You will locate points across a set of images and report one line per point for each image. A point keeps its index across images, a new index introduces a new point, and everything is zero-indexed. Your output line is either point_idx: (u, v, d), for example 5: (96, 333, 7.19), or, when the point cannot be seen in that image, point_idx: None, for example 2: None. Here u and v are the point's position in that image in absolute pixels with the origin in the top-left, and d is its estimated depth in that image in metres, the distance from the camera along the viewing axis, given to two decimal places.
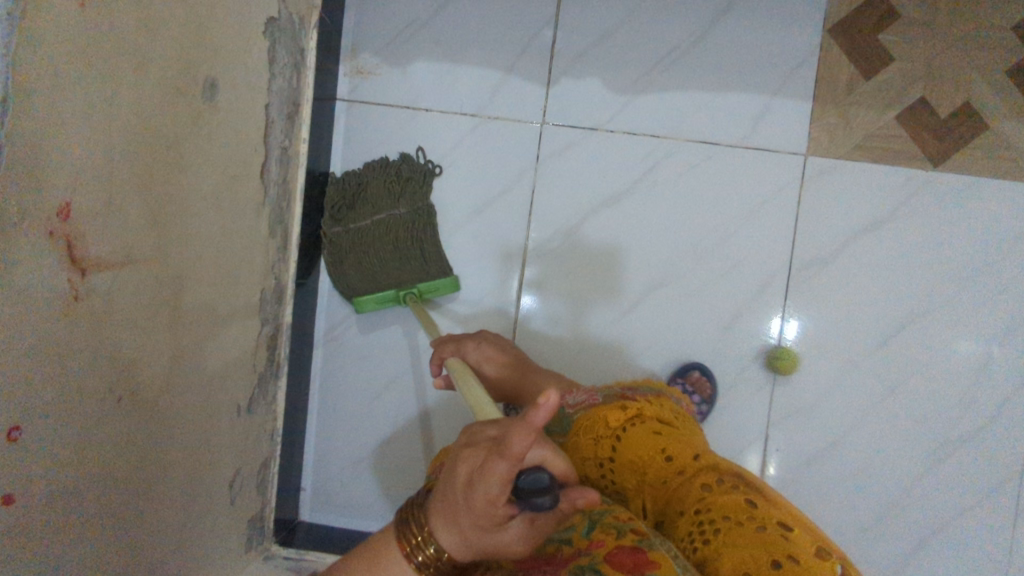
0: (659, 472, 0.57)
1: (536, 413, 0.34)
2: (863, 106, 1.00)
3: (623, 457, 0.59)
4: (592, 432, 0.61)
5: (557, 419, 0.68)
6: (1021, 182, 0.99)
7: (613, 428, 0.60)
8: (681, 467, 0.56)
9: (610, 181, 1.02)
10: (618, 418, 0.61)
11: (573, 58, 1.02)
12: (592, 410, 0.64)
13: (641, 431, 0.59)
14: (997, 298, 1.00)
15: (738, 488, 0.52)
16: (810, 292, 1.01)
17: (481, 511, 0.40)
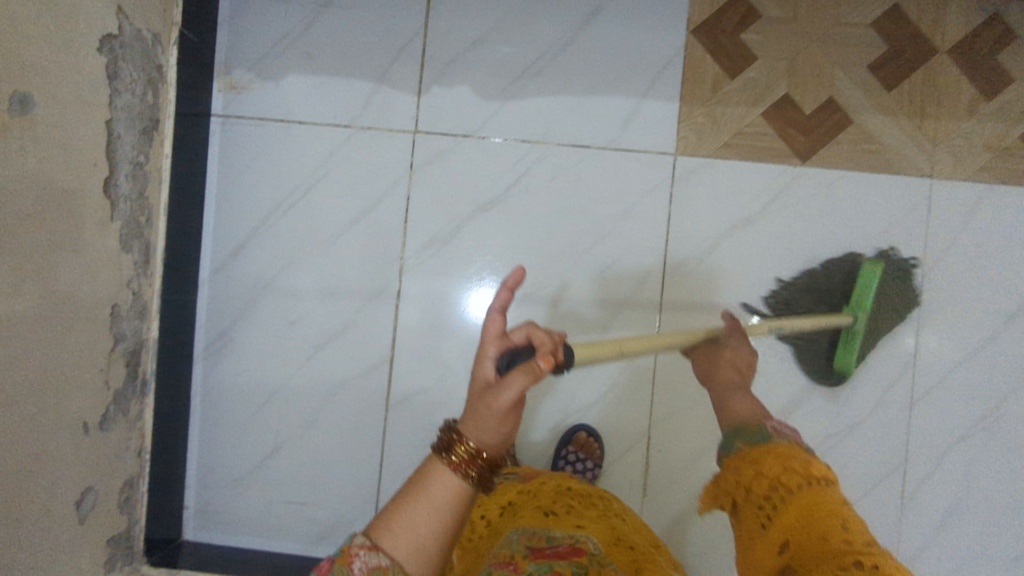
0: (828, 529, 0.55)
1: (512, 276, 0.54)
2: (728, 105, 1.01)
3: (800, 500, 0.59)
4: (782, 464, 0.63)
5: (752, 429, 0.71)
6: (886, 173, 1.01)
7: (799, 471, 0.62)
8: (852, 538, 0.53)
9: (484, 187, 1.03)
10: (819, 472, 0.62)
11: (445, 68, 1.04)
12: (795, 448, 0.66)
13: (814, 490, 0.59)
14: (872, 288, 1.01)
15: (882, 566, 0.50)
16: (685, 289, 1.02)
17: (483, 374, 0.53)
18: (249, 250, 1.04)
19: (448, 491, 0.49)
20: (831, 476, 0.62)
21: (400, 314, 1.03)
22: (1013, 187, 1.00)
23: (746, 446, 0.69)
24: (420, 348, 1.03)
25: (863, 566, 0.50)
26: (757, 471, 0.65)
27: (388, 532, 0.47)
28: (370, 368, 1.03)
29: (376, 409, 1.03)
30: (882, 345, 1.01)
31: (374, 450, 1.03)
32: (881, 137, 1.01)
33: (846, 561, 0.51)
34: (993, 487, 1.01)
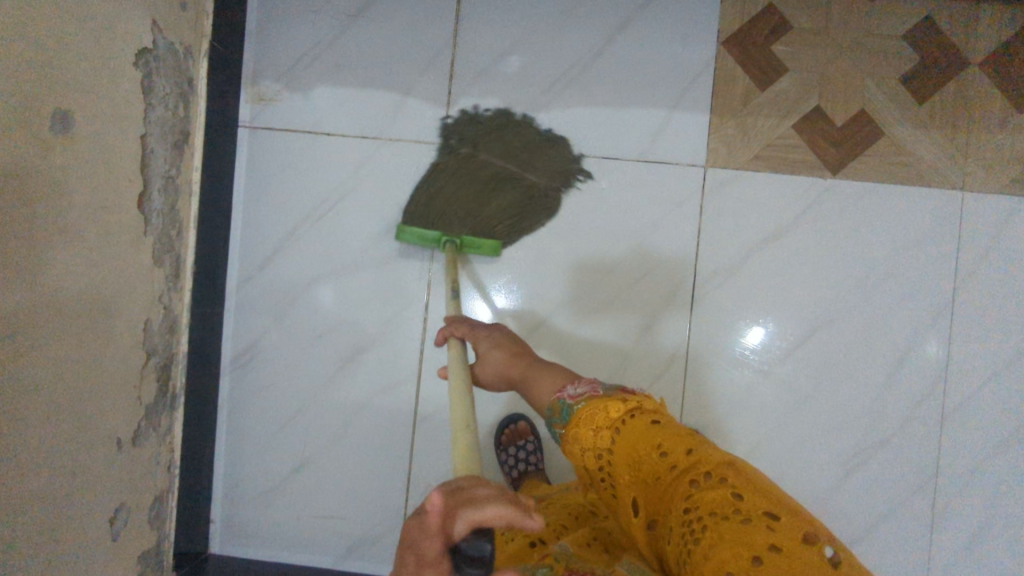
0: (653, 465, 0.52)
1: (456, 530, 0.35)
2: (759, 117, 1.01)
3: (621, 452, 0.54)
4: (592, 424, 0.58)
5: (557, 411, 0.64)
6: (917, 186, 1.00)
7: (613, 420, 0.57)
8: (676, 459, 0.51)
9: (513, 200, 1.03)
10: (622, 409, 0.57)
11: (473, 79, 1.03)
12: (591, 404, 0.60)
13: (632, 424, 0.55)
14: (904, 302, 1.00)
15: (716, 464, 0.49)
16: (716, 302, 1.01)
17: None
18: (276, 263, 1.04)
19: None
20: (637, 401, 0.58)
21: (428, 326, 1.03)
22: None
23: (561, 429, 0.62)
24: (447, 361, 1.02)
25: (704, 483, 0.48)
26: (583, 441, 0.58)
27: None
28: (397, 381, 1.02)
29: (404, 422, 1.02)
30: (912, 358, 1.01)
31: (401, 464, 1.02)
32: (912, 149, 1.00)
33: (692, 495, 0.48)
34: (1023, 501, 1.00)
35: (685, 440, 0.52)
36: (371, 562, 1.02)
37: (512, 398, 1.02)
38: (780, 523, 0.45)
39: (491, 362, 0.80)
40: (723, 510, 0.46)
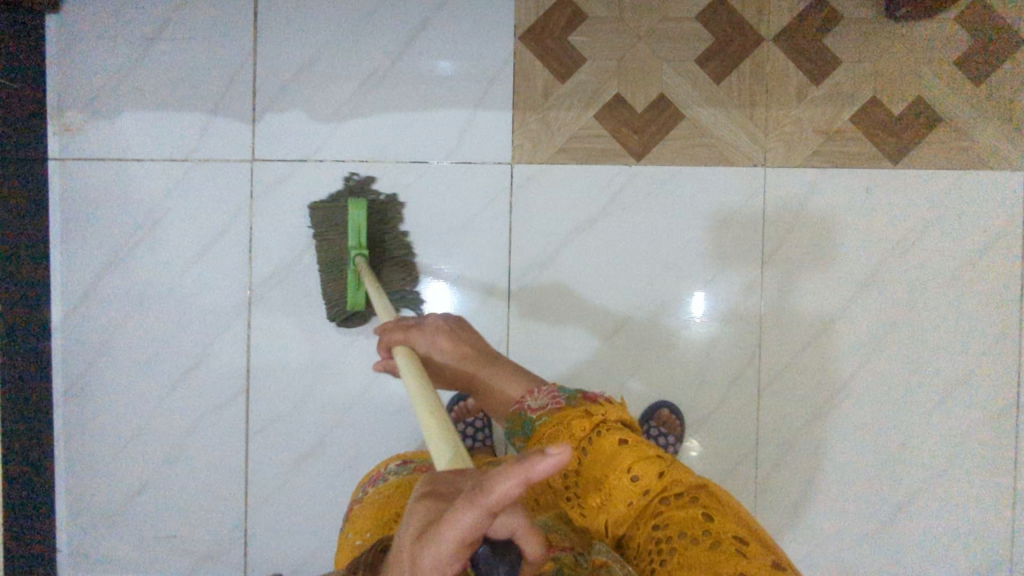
0: (625, 489, 0.52)
1: (541, 461, 0.30)
2: (560, 109, 1.02)
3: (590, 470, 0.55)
4: (559, 435, 0.57)
5: (519, 424, 0.63)
6: (720, 165, 1.01)
7: (579, 437, 0.56)
8: (674, 483, 0.51)
9: (326, 210, 1.03)
10: (585, 426, 0.56)
11: (278, 93, 1.03)
12: (554, 418, 0.60)
13: (587, 442, 0.56)
14: (714, 280, 1.02)
15: (690, 487, 0.51)
16: (532, 296, 1.03)
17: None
18: (98, 292, 1.04)
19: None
20: (585, 416, 0.58)
21: (253, 342, 1.03)
22: (847, 169, 1.01)
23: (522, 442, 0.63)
24: (275, 376, 1.03)
25: (693, 508, 0.49)
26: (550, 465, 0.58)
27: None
28: (227, 399, 1.03)
29: (237, 439, 1.03)
30: (728, 335, 1.02)
31: (237, 479, 1.03)
32: (713, 130, 1.01)
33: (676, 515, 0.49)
34: (848, 463, 1.03)
35: (659, 462, 0.53)
36: None
37: (340, 405, 1.03)
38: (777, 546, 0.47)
39: (437, 355, 0.78)
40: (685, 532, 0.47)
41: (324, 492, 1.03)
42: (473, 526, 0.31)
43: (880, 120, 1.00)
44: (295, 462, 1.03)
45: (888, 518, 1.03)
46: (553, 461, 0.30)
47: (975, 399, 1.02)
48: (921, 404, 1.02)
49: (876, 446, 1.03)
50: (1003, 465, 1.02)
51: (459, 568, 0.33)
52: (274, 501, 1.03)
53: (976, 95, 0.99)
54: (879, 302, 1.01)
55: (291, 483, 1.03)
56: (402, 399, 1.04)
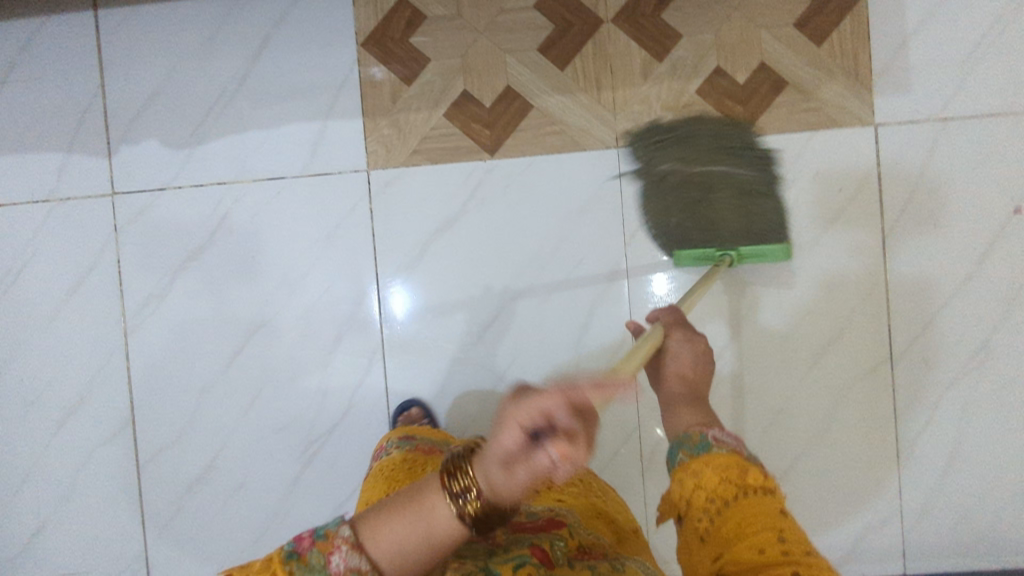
0: (763, 539, 0.49)
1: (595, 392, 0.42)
2: (410, 112, 1.02)
3: (736, 514, 0.52)
4: (725, 471, 0.56)
5: (693, 438, 0.62)
6: (574, 150, 1.01)
7: (748, 482, 0.54)
8: (791, 548, 0.48)
9: (190, 236, 1.03)
10: (757, 479, 0.55)
11: (131, 125, 1.04)
12: (733, 456, 0.57)
13: (759, 497, 0.53)
14: (581, 265, 1.02)
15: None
16: (403, 300, 1.03)
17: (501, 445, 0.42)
18: None
19: (441, 518, 0.45)
20: (774, 485, 0.55)
21: (133, 374, 1.04)
22: None
23: (687, 458, 0.60)
24: (158, 404, 1.04)
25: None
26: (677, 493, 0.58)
27: (372, 534, 0.44)
28: (114, 431, 1.04)
29: (129, 470, 1.04)
30: (600, 319, 1.02)
31: (134, 510, 1.04)
32: (563, 116, 1.01)
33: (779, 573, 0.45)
34: (732, 433, 1.02)
35: (806, 544, 0.49)
36: None
37: (225, 427, 1.04)
38: None
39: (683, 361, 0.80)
40: None
41: (219, 514, 1.04)
42: (551, 406, 0.40)
43: (727, 89, 1.00)
44: (186, 487, 1.04)
45: (775, 483, 1.02)
46: (585, 398, 0.41)
47: (855, 353, 1.00)
48: (801, 366, 1.01)
49: (759, 412, 1.02)
50: (889, 418, 1.01)
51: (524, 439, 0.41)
52: (172, 528, 1.04)
53: (819, 55, 0.99)
54: (747, 269, 1.01)
55: (186, 509, 1.04)
56: (284, 417, 1.03)
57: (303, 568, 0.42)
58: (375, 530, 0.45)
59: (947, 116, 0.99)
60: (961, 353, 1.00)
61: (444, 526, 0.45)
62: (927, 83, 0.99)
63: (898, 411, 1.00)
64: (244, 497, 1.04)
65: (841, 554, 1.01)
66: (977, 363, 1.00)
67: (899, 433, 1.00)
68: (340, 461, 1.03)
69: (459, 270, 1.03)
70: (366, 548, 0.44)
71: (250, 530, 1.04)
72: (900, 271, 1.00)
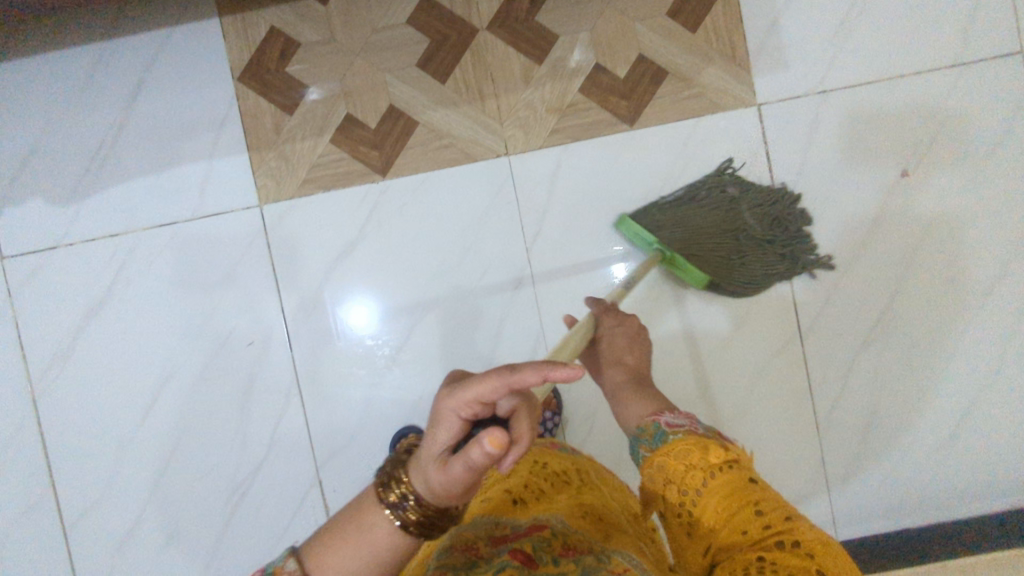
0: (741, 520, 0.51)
1: (560, 369, 0.43)
2: (295, 141, 1.00)
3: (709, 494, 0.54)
4: (688, 459, 0.57)
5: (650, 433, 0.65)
6: (465, 161, 1.01)
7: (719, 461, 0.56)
8: (770, 520, 0.50)
9: (87, 291, 1.01)
10: (719, 457, 0.56)
11: (13, 185, 1.01)
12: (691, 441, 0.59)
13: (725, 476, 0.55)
14: (486, 273, 1.01)
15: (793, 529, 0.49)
16: (311, 331, 1.01)
17: (436, 440, 0.44)
18: None
19: (381, 540, 0.45)
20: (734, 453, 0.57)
21: (47, 438, 1.02)
22: (587, 140, 1.01)
23: (648, 452, 0.62)
24: (77, 463, 1.02)
25: (786, 547, 0.47)
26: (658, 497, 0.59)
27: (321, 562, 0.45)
28: (35, 498, 1.03)
29: (55, 533, 1.03)
30: (511, 326, 1.02)
31: (66, 575, 1.03)
32: (449, 129, 1.00)
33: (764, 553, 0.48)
34: None
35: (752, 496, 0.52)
36: None
37: (146, 480, 1.03)
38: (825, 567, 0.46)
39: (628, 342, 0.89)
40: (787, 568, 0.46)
41: (153, 568, 1.03)
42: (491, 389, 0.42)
43: (609, 85, 1.00)
44: (115, 545, 1.03)
45: None
46: (567, 370, 0.43)
47: (765, 329, 1.02)
48: (714, 348, 1.02)
49: (678, 400, 1.02)
50: (802, 390, 1.02)
51: (460, 424, 0.43)
52: None
53: (695, 41, 1.00)
54: (652, 256, 1.01)
55: (119, 565, 1.03)
56: (205, 462, 1.02)
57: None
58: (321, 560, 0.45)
59: (827, 88, 1.00)
60: (865, 319, 1.01)
61: (392, 542, 0.45)
62: (803, 57, 1.00)
63: (810, 381, 1.01)
64: (175, 547, 1.03)
65: None
66: (881, 327, 1.01)
67: (814, 404, 1.02)
68: (266, 499, 1.02)
69: (365, 293, 1.02)
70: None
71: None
72: (798, 247, 1.01)
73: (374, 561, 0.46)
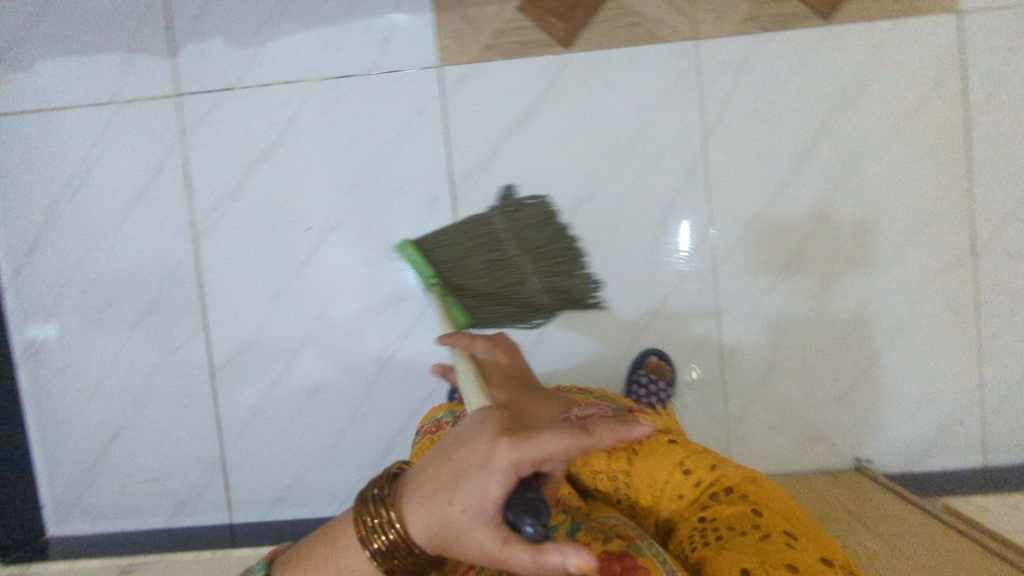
0: (678, 486, 0.61)
1: (637, 428, 0.42)
2: (483, 5, 0.99)
3: (642, 475, 0.62)
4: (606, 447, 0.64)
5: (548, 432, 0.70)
6: (651, 42, 0.99)
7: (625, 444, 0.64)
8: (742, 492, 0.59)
9: (259, 137, 1.02)
10: (661, 433, 0.64)
11: (192, 24, 1.01)
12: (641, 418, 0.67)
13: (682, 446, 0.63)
14: (660, 158, 1.00)
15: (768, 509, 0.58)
16: (477, 200, 1.01)
17: (487, 494, 0.41)
18: (42, 250, 1.03)
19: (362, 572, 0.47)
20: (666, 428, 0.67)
21: (204, 279, 1.03)
22: (778, 32, 0.98)
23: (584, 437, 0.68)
24: (231, 310, 1.03)
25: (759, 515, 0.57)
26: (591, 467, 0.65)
27: None
28: (188, 338, 1.04)
29: (205, 376, 1.04)
30: (678, 215, 1.01)
31: (210, 416, 1.04)
32: (639, 7, 0.98)
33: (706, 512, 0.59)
34: (810, 328, 1.01)
35: (710, 460, 0.61)
36: (204, 514, 1.05)
37: (297, 331, 1.03)
38: (800, 543, 0.54)
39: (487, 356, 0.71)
40: (771, 547, 0.53)
41: (294, 419, 1.04)
42: (563, 448, 0.40)
43: None
44: (260, 393, 1.04)
45: (855, 377, 1.02)
46: (640, 429, 0.43)
47: (938, 245, 1.00)
48: (882, 257, 1.00)
49: (839, 305, 1.01)
50: (966, 312, 1.00)
51: (514, 483, 0.40)
52: (249, 433, 1.04)
53: None
54: (829, 157, 0.99)
55: (263, 415, 1.04)
56: (359, 320, 1.03)
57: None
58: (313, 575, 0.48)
59: None
60: None
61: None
62: None
63: (976, 302, 1.00)
64: (319, 401, 1.04)
65: (917, 447, 1.02)
66: None
67: (977, 326, 1.00)
68: (415, 362, 1.03)
69: (535, 168, 1.01)
70: None
71: (327, 434, 1.04)
72: (983, 165, 0.99)
73: None
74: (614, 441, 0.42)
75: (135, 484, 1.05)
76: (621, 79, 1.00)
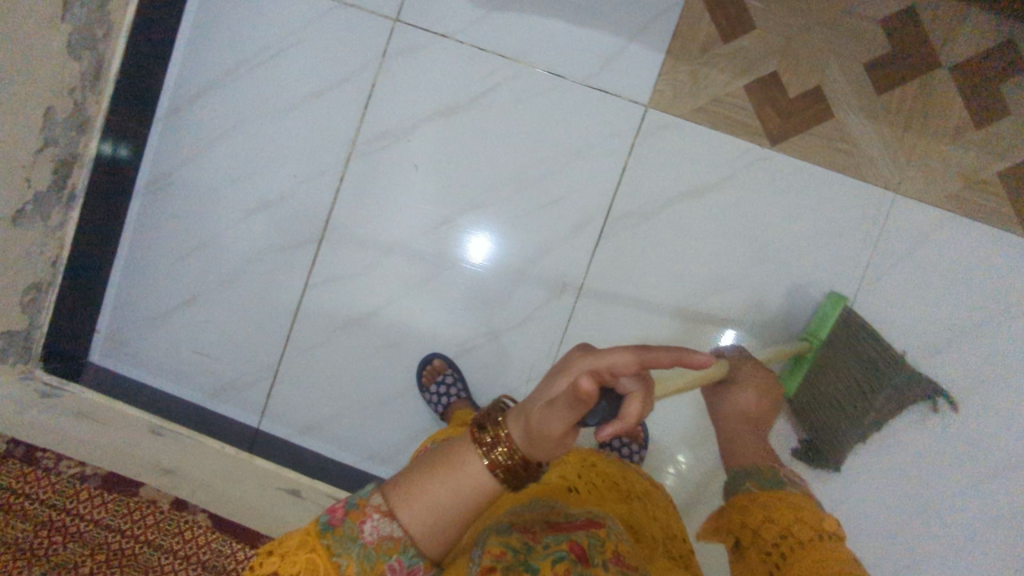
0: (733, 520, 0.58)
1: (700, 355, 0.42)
2: (714, 68, 0.98)
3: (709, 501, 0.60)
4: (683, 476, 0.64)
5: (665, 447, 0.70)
6: (852, 174, 0.97)
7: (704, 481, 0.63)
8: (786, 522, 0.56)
9: (450, 92, 1.01)
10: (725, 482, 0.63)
11: None
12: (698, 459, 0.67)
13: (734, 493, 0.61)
14: (808, 284, 0.98)
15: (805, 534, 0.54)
16: (622, 242, 1.00)
17: (551, 391, 0.43)
18: (205, 102, 1.04)
19: (474, 481, 0.46)
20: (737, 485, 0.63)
21: (339, 196, 1.03)
22: (974, 220, 0.97)
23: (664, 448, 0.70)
24: (348, 235, 1.03)
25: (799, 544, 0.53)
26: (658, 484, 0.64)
27: (403, 503, 0.47)
28: (298, 242, 1.04)
29: (296, 283, 1.04)
30: None
31: (283, 322, 1.04)
32: (857, 138, 0.97)
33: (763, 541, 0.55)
34: (874, 506, 0.99)
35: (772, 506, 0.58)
36: (235, 407, 1.05)
37: (399, 282, 1.03)
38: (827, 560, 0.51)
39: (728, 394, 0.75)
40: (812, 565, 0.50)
41: (358, 361, 1.04)
42: (625, 361, 0.41)
43: None
44: (338, 323, 1.04)
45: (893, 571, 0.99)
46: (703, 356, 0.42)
47: None
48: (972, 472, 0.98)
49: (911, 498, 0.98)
50: None
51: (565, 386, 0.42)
52: (311, 354, 1.04)
53: None
54: (966, 357, 0.97)
55: (331, 344, 1.04)
56: (460, 300, 1.02)
57: (338, 537, 0.45)
58: (406, 501, 0.47)
59: None
60: None
61: (474, 489, 0.46)
62: None
63: None
64: (389, 356, 1.03)
65: None
66: None
67: None
68: (494, 362, 1.02)
69: (690, 238, 0.99)
70: (395, 514, 0.47)
71: (381, 388, 1.03)
72: None
73: (462, 500, 0.46)
74: (674, 362, 0.42)
75: (186, 351, 1.06)
76: (810, 195, 0.98)
